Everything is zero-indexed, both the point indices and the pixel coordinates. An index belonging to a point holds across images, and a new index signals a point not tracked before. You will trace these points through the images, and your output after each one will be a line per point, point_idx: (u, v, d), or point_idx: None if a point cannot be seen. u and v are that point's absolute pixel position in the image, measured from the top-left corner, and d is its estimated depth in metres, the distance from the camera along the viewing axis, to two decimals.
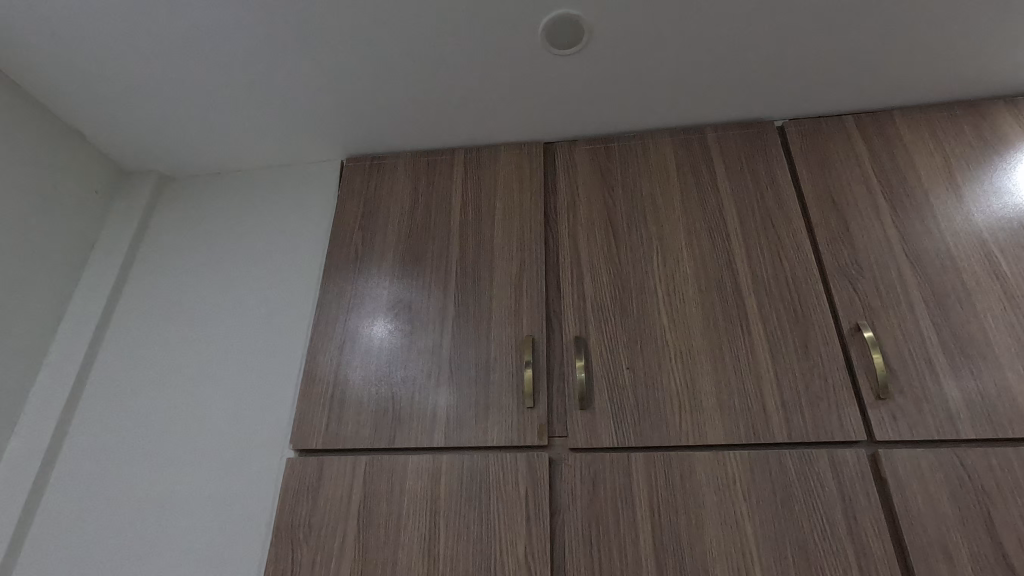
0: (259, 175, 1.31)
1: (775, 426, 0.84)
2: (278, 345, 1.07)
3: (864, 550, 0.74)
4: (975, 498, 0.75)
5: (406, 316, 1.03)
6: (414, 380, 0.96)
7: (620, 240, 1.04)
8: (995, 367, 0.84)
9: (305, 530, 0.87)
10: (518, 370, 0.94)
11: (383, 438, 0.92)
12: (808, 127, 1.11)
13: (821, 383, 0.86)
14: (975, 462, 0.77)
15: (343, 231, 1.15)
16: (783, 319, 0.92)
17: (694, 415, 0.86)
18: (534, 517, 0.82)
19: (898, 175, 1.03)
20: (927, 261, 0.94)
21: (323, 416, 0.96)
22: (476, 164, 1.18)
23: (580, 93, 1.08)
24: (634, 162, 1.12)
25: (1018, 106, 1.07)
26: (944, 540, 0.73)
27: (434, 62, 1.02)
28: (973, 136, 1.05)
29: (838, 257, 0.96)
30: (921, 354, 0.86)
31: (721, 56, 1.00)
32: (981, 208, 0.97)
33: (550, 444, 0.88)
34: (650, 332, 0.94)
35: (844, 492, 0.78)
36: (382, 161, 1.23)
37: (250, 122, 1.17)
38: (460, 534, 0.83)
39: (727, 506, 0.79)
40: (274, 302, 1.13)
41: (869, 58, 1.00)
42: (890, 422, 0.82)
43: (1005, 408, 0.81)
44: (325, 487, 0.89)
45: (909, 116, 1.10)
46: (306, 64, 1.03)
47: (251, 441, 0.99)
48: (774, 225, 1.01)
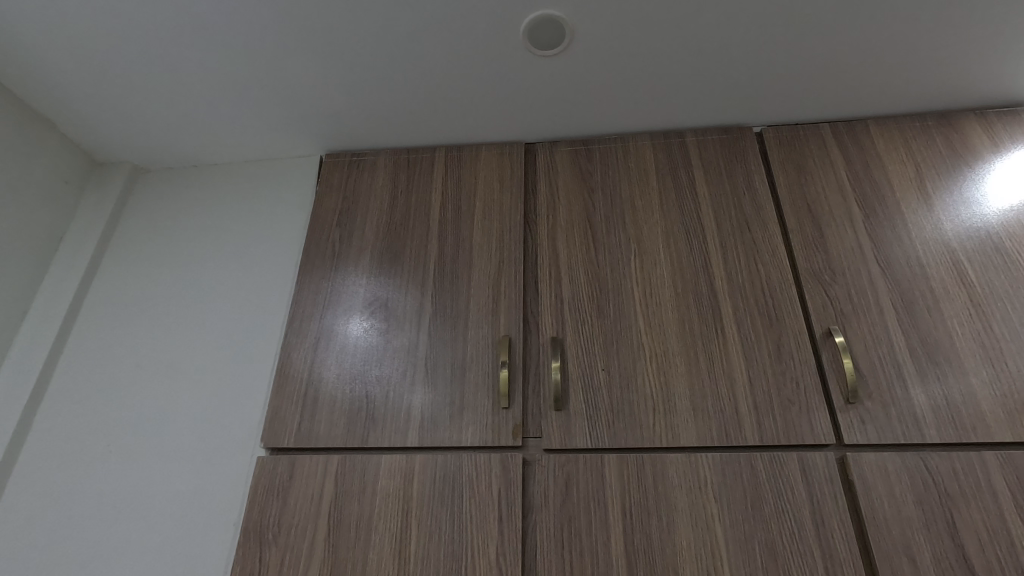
0: (236, 168, 1.29)
1: (747, 429, 0.84)
2: (251, 342, 1.06)
3: (831, 553, 0.75)
4: (939, 501, 0.77)
5: (383, 314, 1.02)
6: (389, 379, 0.95)
7: (599, 242, 1.04)
8: (961, 373, 0.85)
9: (274, 530, 0.85)
10: (494, 370, 0.94)
11: (356, 438, 0.91)
12: (785, 133, 1.12)
13: (792, 387, 0.87)
14: (939, 466, 0.79)
15: (321, 228, 1.14)
16: (758, 323, 0.93)
17: (667, 417, 0.87)
18: (506, 517, 0.82)
19: (871, 183, 1.05)
20: (897, 268, 0.95)
21: (296, 414, 0.95)
22: (457, 162, 1.18)
23: (562, 94, 1.08)
24: (614, 164, 1.13)
25: (988, 118, 1.10)
26: (908, 542, 0.75)
27: (415, 58, 1.01)
28: (944, 147, 1.07)
29: (812, 262, 0.98)
30: (889, 359, 0.88)
31: (701, 61, 1.01)
32: (950, 217, 0.99)
33: (524, 445, 0.88)
34: (626, 334, 0.94)
35: (813, 494, 0.79)
36: (362, 157, 1.22)
37: (227, 115, 1.15)
38: (432, 534, 0.82)
39: (698, 508, 0.79)
40: (248, 297, 1.11)
41: (846, 66, 1.02)
42: (858, 426, 0.83)
43: (969, 413, 0.82)
44: (295, 486, 0.88)
45: (883, 125, 1.12)
46: (284, 57, 1.01)
47: (222, 439, 0.97)
48: (751, 229, 1.02)
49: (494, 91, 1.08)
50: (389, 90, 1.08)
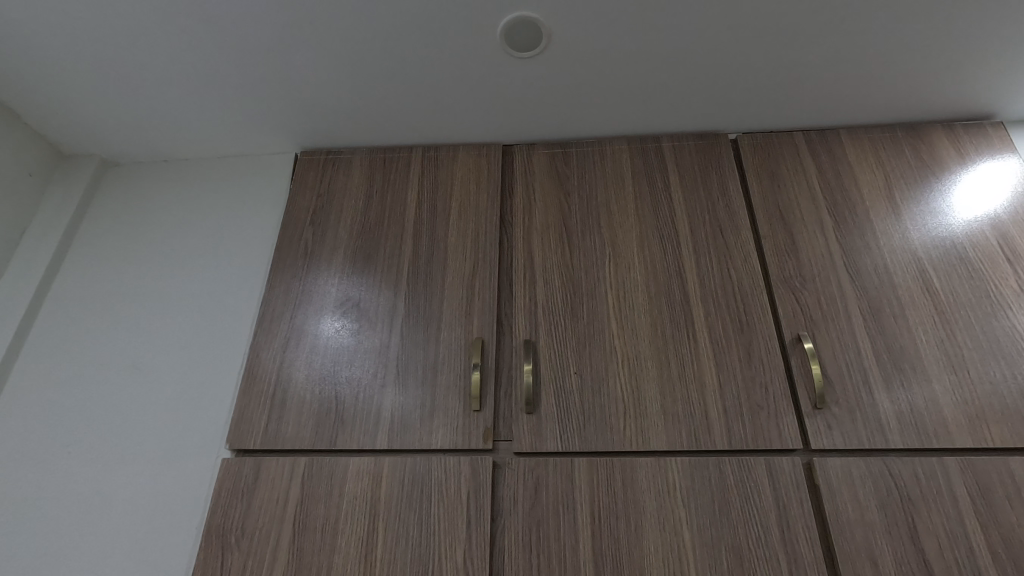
0: (209, 164, 1.26)
1: (716, 434, 0.85)
2: (220, 341, 1.04)
3: (796, 557, 0.76)
4: (901, 506, 0.78)
5: (355, 314, 1.01)
6: (360, 381, 0.94)
7: (574, 245, 1.04)
8: (925, 380, 0.87)
9: (237, 534, 0.83)
10: (466, 373, 0.93)
11: (325, 439, 0.90)
12: (760, 140, 1.14)
13: (762, 392, 0.88)
14: (902, 471, 0.80)
15: (294, 226, 1.12)
16: (729, 328, 0.94)
17: (638, 421, 0.87)
18: (474, 521, 0.81)
19: (842, 191, 1.06)
20: (865, 276, 0.97)
21: (263, 415, 0.93)
22: (433, 162, 1.17)
23: (538, 96, 1.08)
24: (591, 168, 1.13)
25: (955, 131, 1.12)
26: (871, 547, 0.76)
27: (391, 57, 1.00)
28: (913, 157, 1.09)
29: (783, 268, 0.99)
30: (857, 366, 0.89)
31: (676, 67, 1.02)
32: (918, 227, 1.01)
33: (494, 448, 0.87)
34: (599, 337, 0.94)
35: (780, 499, 0.79)
36: (338, 155, 1.20)
37: (199, 109, 1.13)
38: (399, 538, 0.81)
39: (667, 512, 0.79)
40: (217, 296, 1.09)
41: (821, 75, 1.03)
42: (825, 431, 0.84)
43: (931, 419, 0.84)
44: (260, 489, 0.86)
45: (854, 135, 1.13)
46: (257, 52, 1.00)
47: (186, 440, 0.95)
48: (723, 235, 1.03)
49: (471, 92, 1.07)
50: (366, 88, 1.07)
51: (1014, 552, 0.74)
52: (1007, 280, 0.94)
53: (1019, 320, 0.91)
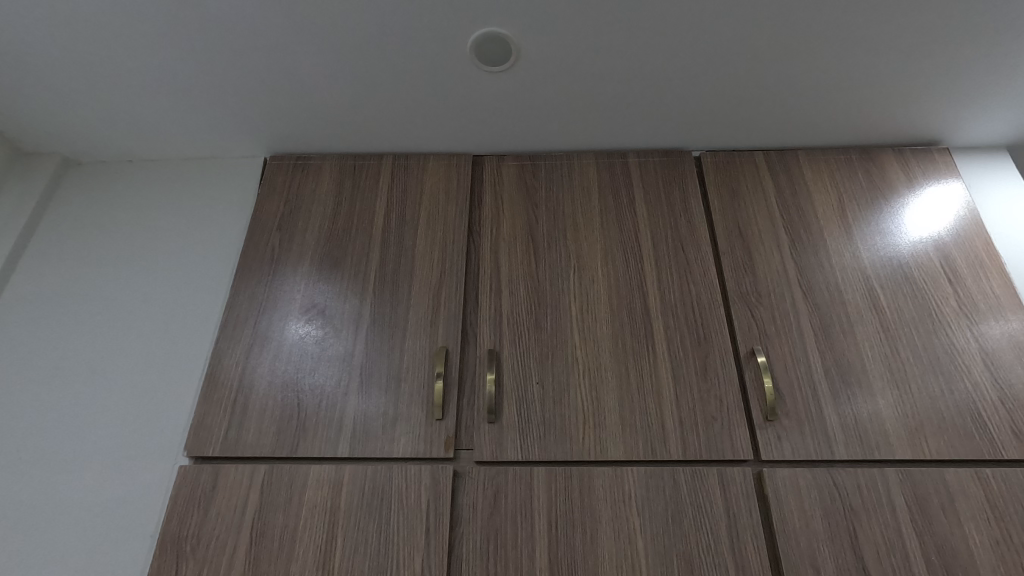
0: (176, 166, 1.25)
1: (671, 444, 0.87)
2: (181, 345, 1.03)
3: (743, 565, 0.78)
4: (843, 515, 0.81)
5: (321, 320, 1.01)
6: (323, 388, 0.94)
7: (540, 256, 1.06)
8: (870, 395, 0.91)
9: (192, 542, 0.83)
10: (430, 382, 0.94)
11: (286, 446, 0.89)
12: (722, 158, 1.17)
13: (716, 404, 0.91)
14: (846, 481, 0.84)
15: (260, 231, 1.12)
16: (686, 341, 0.96)
17: (597, 431, 0.89)
18: (433, 530, 0.82)
19: (798, 210, 1.10)
20: (818, 292, 1.01)
21: (223, 422, 0.92)
22: (404, 171, 1.18)
23: (507, 110, 1.09)
24: (559, 181, 1.15)
25: (905, 155, 1.18)
26: (814, 554, 0.79)
27: (362, 66, 1.01)
28: (865, 179, 1.14)
29: (740, 283, 1.02)
30: (807, 379, 0.93)
31: (641, 86, 1.05)
32: (868, 246, 1.06)
33: (455, 457, 0.88)
34: (561, 348, 0.96)
35: (729, 507, 0.82)
36: (307, 161, 1.20)
37: (166, 110, 1.11)
38: (358, 546, 0.81)
39: (622, 522, 0.81)
40: (179, 300, 1.07)
41: (778, 98, 1.07)
42: (774, 442, 0.87)
43: (874, 432, 0.88)
44: (218, 497, 0.86)
45: (811, 155, 1.18)
46: (225, 56, 1.00)
47: (142, 446, 0.94)
48: (684, 249, 1.06)
49: (441, 103, 1.08)
50: (337, 95, 1.07)
51: (946, 560, 0.78)
52: (947, 299, 1.00)
53: (956, 337, 0.96)
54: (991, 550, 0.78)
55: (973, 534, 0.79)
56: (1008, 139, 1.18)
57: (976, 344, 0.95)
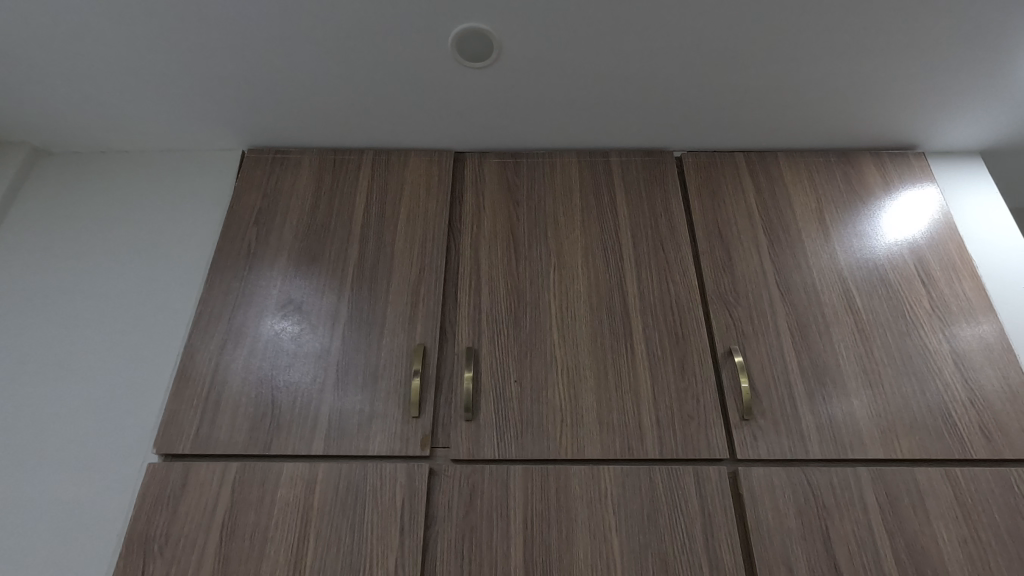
0: (150, 157, 1.22)
1: (648, 443, 0.87)
2: (153, 340, 1.00)
3: (717, 563, 0.79)
4: (816, 514, 0.82)
5: (297, 316, 1.00)
6: (298, 385, 0.93)
7: (520, 254, 1.05)
8: (845, 395, 0.92)
9: (160, 541, 0.81)
10: (407, 379, 0.93)
11: (258, 444, 0.88)
12: (703, 159, 1.18)
13: (693, 403, 0.91)
14: (820, 480, 0.84)
15: (237, 225, 1.10)
16: (665, 340, 0.97)
17: (574, 429, 0.89)
18: (408, 529, 0.81)
19: (777, 211, 1.11)
20: (795, 293, 1.02)
21: (195, 419, 0.90)
22: (384, 167, 1.16)
23: (489, 106, 1.09)
24: (541, 179, 1.15)
25: (882, 159, 1.19)
26: (788, 553, 0.79)
27: (342, 60, 1.00)
28: (843, 182, 1.15)
29: (719, 283, 1.03)
30: (783, 379, 0.93)
31: (623, 85, 1.05)
32: (845, 249, 1.07)
33: (432, 455, 0.88)
34: (540, 346, 0.96)
35: (705, 506, 0.82)
36: (286, 155, 1.18)
37: (141, 101, 1.09)
38: (331, 545, 0.80)
39: (598, 520, 0.81)
40: (151, 294, 1.05)
41: (759, 100, 1.08)
42: (750, 442, 0.88)
43: (849, 432, 0.89)
44: (188, 496, 0.84)
45: (791, 158, 1.19)
46: (202, 47, 0.98)
47: (111, 444, 0.92)
48: (665, 249, 1.06)
49: (422, 99, 1.07)
50: (317, 89, 1.06)
51: (916, 558, 0.79)
52: (921, 301, 1.01)
53: (929, 338, 0.97)
54: (959, 549, 0.79)
55: (943, 533, 0.80)
56: (982, 144, 1.20)
57: (948, 346, 0.97)
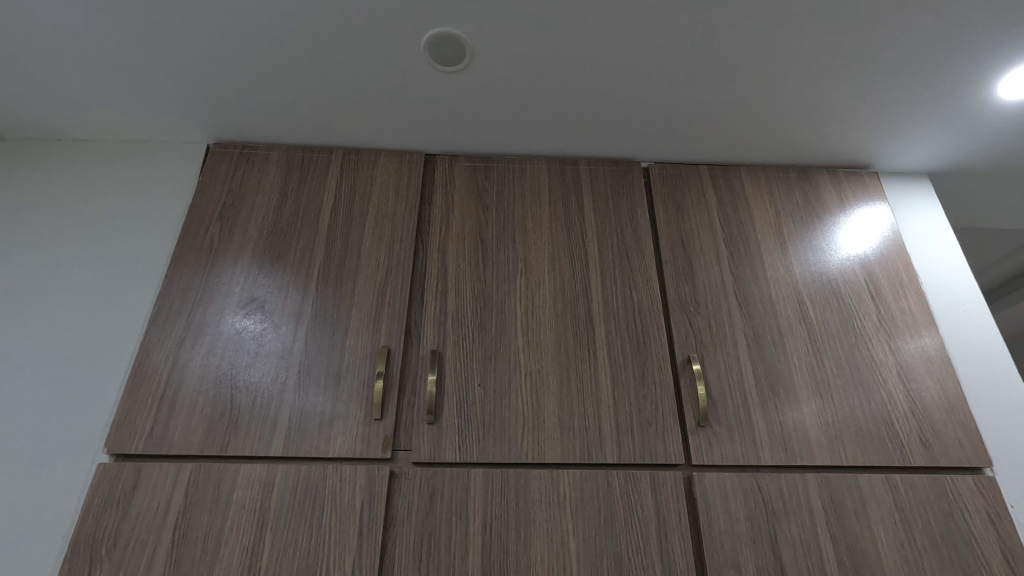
0: (110, 148, 1.18)
1: (607, 448, 0.89)
2: (107, 336, 0.98)
3: (670, 566, 0.81)
4: (766, 519, 0.85)
5: (260, 314, 0.98)
6: (258, 384, 0.91)
7: (488, 258, 1.06)
8: (796, 404, 0.95)
9: (108, 544, 0.79)
10: (370, 382, 0.93)
11: (215, 445, 0.86)
12: (669, 170, 1.21)
13: (652, 410, 0.93)
14: (770, 486, 0.87)
15: (200, 221, 1.08)
16: (627, 347, 0.99)
17: (535, 434, 0.90)
18: (366, 531, 0.80)
19: (738, 224, 1.15)
20: (752, 304, 1.05)
21: (149, 418, 0.88)
22: (353, 166, 1.16)
23: (459, 110, 1.09)
24: (510, 184, 1.16)
25: (838, 176, 1.24)
26: (737, 556, 0.82)
27: (311, 57, 0.99)
28: (801, 198, 1.20)
29: (680, 292, 1.05)
30: (738, 387, 0.96)
31: (592, 95, 1.07)
32: (800, 262, 1.11)
33: (393, 458, 0.87)
34: (505, 350, 0.97)
35: (660, 510, 0.84)
36: (253, 151, 1.16)
37: (101, 90, 1.06)
38: (287, 548, 0.79)
39: (555, 523, 0.83)
40: (106, 289, 1.02)
41: (722, 114, 1.11)
42: (705, 447, 0.90)
43: (798, 439, 0.92)
44: (139, 497, 0.82)
45: (753, 172, 1.23)
46: (166, 38, 0.96)
47: (59, 442, 0.89)
48: (629, 257, 1.08)
49: (393, 100, 1.07)
50: (286, 85, 1.05)
51: (857, 560, 0.83)
52: (870, 315, 1.06)
53: (875, 350, 1.02)
54: (896, 552, 0.84)
55: (881, 536, 0.85)
56: (930, 166, 1.26)
57: (893, 358, 1.01)
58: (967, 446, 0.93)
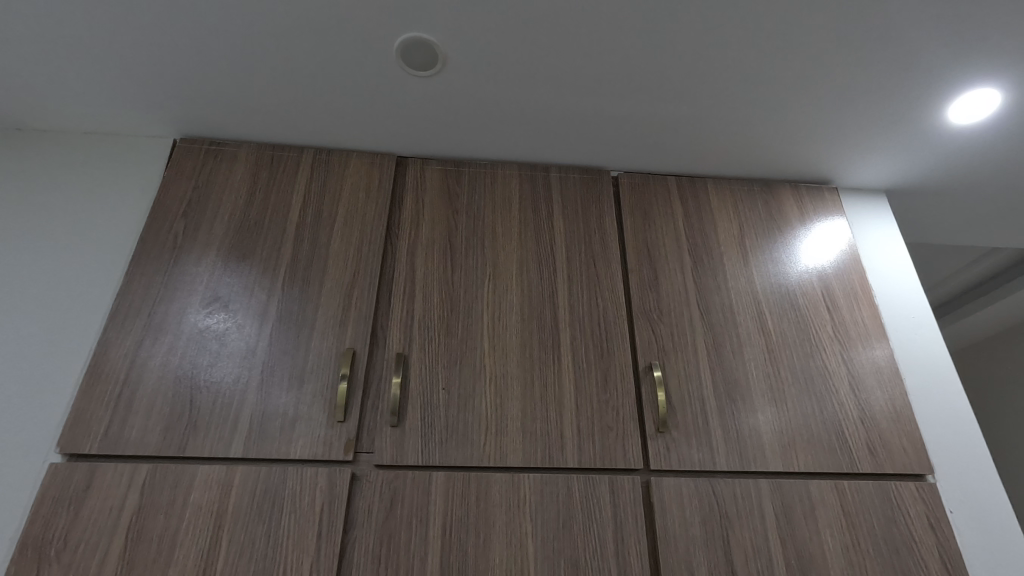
0: (73, 140, 1.16)
1: (568, 452, 0.91)
2: (64, 333, 0.96)
3: (625, 568, 0.83)
4: (719, 523, 0.87)
5: (224, 313, 0.97)
6: (220, 384, 0.91)
7: (456, 262, 1.07)
8: (752, 411, 0.98)
9: (58, 545, 0.78)
10: (335, 383, 0.92)
11: (173, 446, 0.85)
12: (638, 180, 1.23)
13: (614, 415, 0.95)
14: (724, 490, 0.90)
15: (164, 217, 1.06)
16: (591, 353, 1.01)
17: (498, 437, 0.91)
18: (325, 533, 0.80)
19: (702, 234, 1.17)
20: (714, 313, 1.08)
21: (105, 418, 0.87)
22: (324, 166, 1.15)
23: (432, 114, 1.10)
24: (481, 189, 1.17)
25: (800, 191, 1.28)
26: (691, 559, 0.84)
27: (283, 56, 0.99)
28: (764, 210, 1.23)
29: (644, 300, 1.08)
30: (697, 393, 0.99)
31: (563, 104, 1.09)
32: (761, 273, 1.14)
33: (355, 460, 0.87)
34: (470, 354, 0.98)
35: (617, 514, 0.86)
36: (221, 147, 1.15)
37: (65, 80, 1.04)
38: (244, 550, 0.79)
39: (514, 526, 0.84)
40: (64, 284, 1.00)
41: (689, 127, 1.14)
42: (663, 452, 0.93)
43: (753, 445, 0.95)
44: (91, 498, 0.81)
45: (718, 184, 1.26)
46: (134, 31, 0.94)
47: (10, 440, 0.87)
48: (596, 265, 1.10)
49: (365, 102, 1.08)
50: (256, 83, 1.04)
51: (804, 563, 0.86)
52: (825, 326, 1.10)
53: (829, 360, 1.06)
54: (841, 555, 0.87)
55: (828, 540, 0.88)
56: (886, 183, 1.31)
57: (845, 367, 1.05)
58: (911, 454, 0.98)
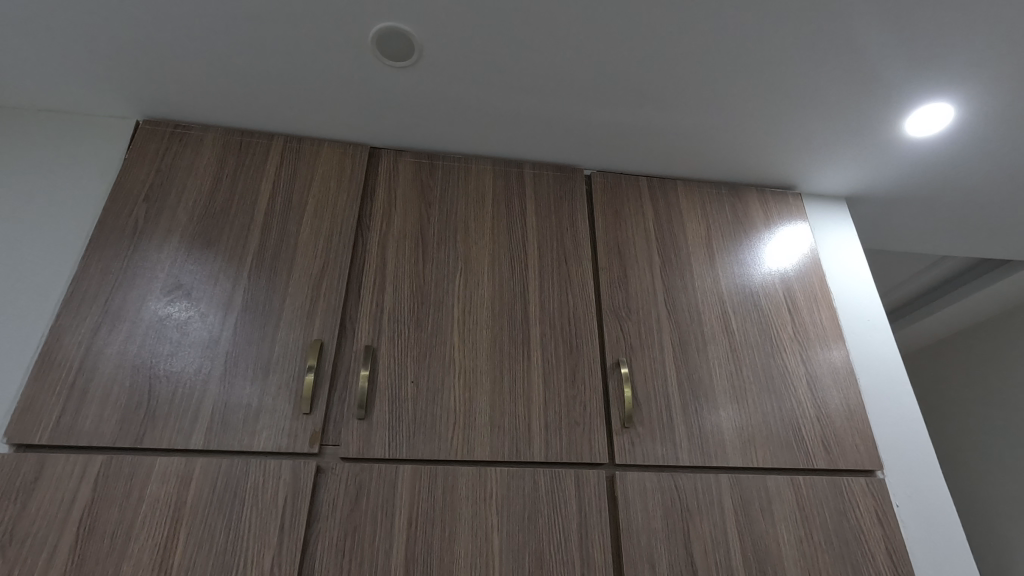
0: (27, 116, 1.10)
1: (535, 446, 0.92)
2: (14, 318, 0.91)
3: (588, 561, 0.84)
4: (680, 516, 0.90)
5: (186, 302, 0.95)
6: (181, 374, 0.88)
7: (428, 255, 1.06)
8: (714, 408, 1.01)
9: (3, 539, 0.74)
10: (301, 374, 0.91)
11: (129, 437, 0.83)
12: (610, 180, 1.25)
13: (581, 410, 0.96)
14: (686, 484, 0.92)
15: (125, 201, 1.02)
16: (560, 348, 1.02)
17: (466, 431, 0.91)
18: (288, 526, 0.79)
19: (672, 235, 1.20)
20: (680, 311, 1.11)
21: (56, 408, 0.83)
22: (295, 154, 1.13)
23: (407, 106, 1.09)
24: (455, 183, 1.16)
25: (765, 195, 1.32)
26: (652, 551, 0.86)
27: (253, 40, 0.97)
28: (731, 213, 1.27)
29: (613, 297, 1.09)
30: (662, 390, 1.01)
31: (538, 101, 1.09)
32: (727, 275, 1.17)
33: (320, 452, 0.87)
34: (440, 348, 0.98)
35: (582, 507, 0.87)
36: (187, 130, 1.12)
37: (20, 55, 0.99)
38: (203, 542, 0.77)
39: (480, 519, 0.84)
40: (15, 267, 0.95)
41: (661, 130, 1.16)
42: (629, 447, 0.95)
43: (714, 441, 0.98)
44: (40, 489, 0.78)
45: (688, 186, 1.28)
46: (96, 7, 0.91)
47: None
48: (567, 262, 1.11)
49: (338, 90, 1.06)
50: (225, 66, 1.01)
51: (759, 555, 0.89)
52: (785, 327, 1.13)
53: (789, 360, 1.09)
54: (795, 548, 0.90)
55: (783, 533, 0.91)
56: (847, 191, 1.36)
57: (803, 367, 1.09)
58: (863, 451, 1.02)
